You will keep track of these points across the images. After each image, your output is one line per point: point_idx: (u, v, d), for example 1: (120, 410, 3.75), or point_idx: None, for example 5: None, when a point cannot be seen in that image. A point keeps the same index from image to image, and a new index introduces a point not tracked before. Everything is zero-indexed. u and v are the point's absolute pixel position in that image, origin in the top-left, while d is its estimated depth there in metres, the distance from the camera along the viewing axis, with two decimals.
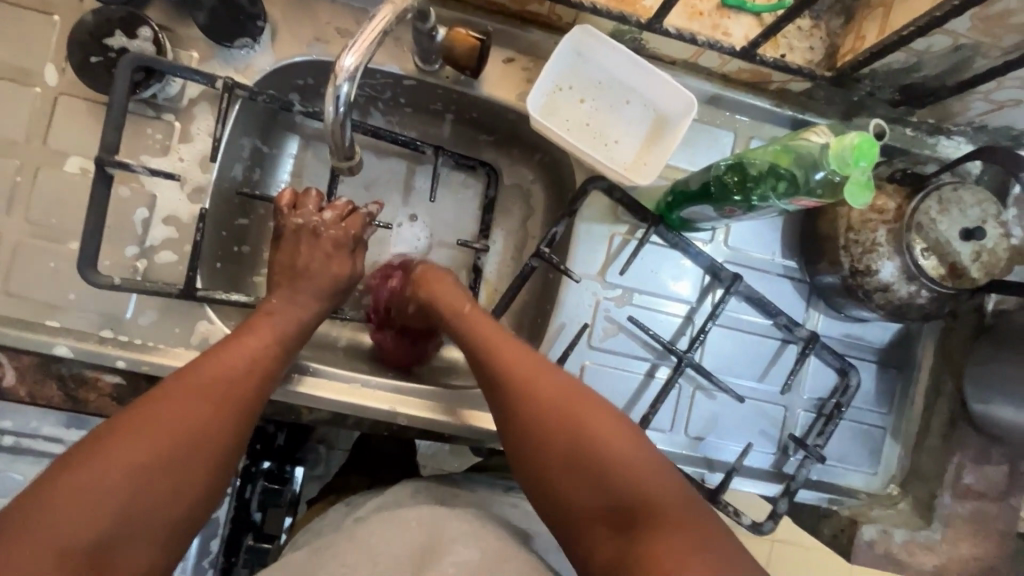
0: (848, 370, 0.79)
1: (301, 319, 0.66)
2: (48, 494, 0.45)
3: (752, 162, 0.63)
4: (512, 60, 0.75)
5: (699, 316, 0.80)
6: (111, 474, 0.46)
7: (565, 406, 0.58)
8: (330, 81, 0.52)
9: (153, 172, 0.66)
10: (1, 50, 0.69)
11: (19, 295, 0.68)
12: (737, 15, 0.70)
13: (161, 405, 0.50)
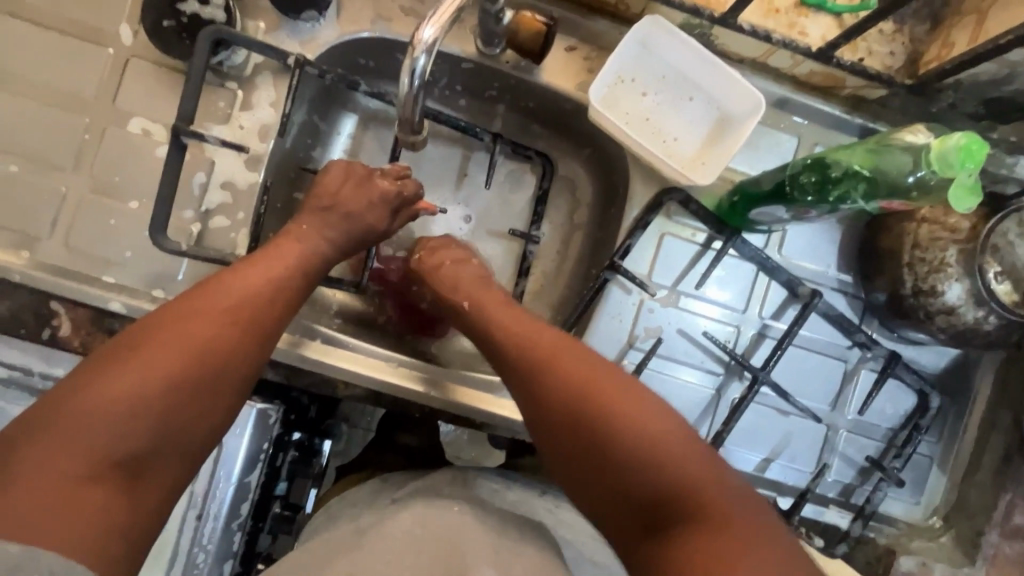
0: (929, 392, 0.77)
1: (322, 251, 0.65)
2: (75, 400, 0.45)
3: (835, 162, 0.59)
4: (574, 48, 0.73)
5: (776, 333, 0.78)
6: (140, 382, 0.47)
7: (591, 384, 0.54)
8: (408, 54, 0.52)
9: (225, 143, 0.69)
10: (80, 12, 0.71)
11: (80, 249, 0.71)
12: (816, 15, 0.67)
13: (169, 335, 0.50)
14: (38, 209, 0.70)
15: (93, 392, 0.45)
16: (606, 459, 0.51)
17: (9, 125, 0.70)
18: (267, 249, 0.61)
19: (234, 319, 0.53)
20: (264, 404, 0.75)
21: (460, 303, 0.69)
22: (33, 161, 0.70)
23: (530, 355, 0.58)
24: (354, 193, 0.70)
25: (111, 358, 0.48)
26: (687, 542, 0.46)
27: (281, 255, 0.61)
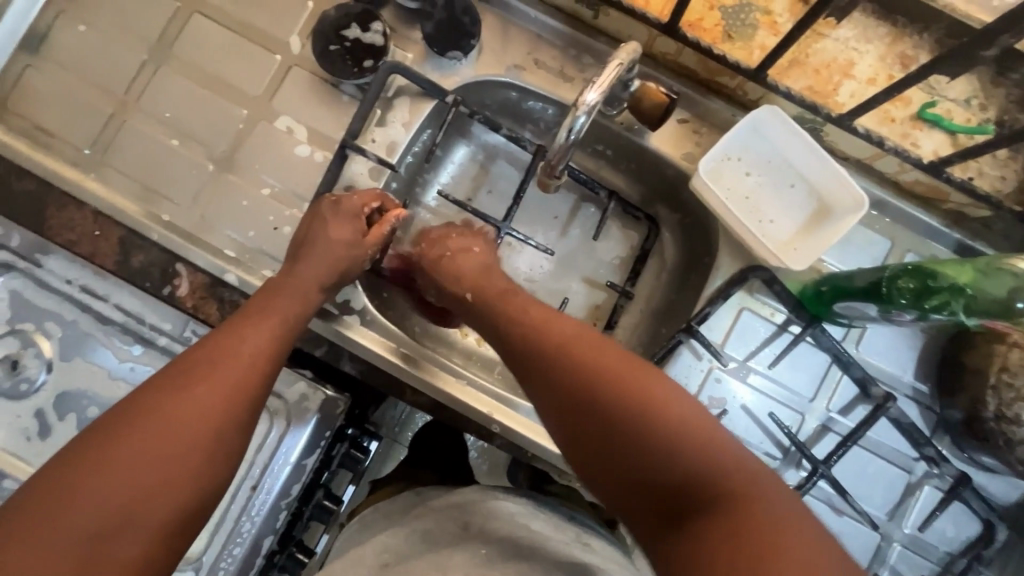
0: (995, 524, 0.74)
1: (308, 299, 0.68)
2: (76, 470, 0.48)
3: (937, 272, 0.60)
4: (686, 122, 0.78)
5: (841, 429, 0.77)
6: (135, 451, 0.50)
7: (610, 373, 0.55)
8: (570, 113, 0.58)
9: (378, 161, 0.77)
10: (261, 20, 0.81)
11: (211, 222, 0.79)
12: (931, 129, 0.69)
13: (207, 367, 0.56)
14: (186, 181, 0.80)
15: (134, 426, 0.51)
16: (624, 443, 0.52)
17: (181, 106, 0.80)
18: (309, 251, 0.71)
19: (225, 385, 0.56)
20: (334, 394, 0.78)
21: (465, 295, 0.72)
22: (192, 139, 0.80)
23: (543, 346, 0.60)
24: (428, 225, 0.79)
25: (112, 425, 0.51)
26: (701, 532, 0.47)
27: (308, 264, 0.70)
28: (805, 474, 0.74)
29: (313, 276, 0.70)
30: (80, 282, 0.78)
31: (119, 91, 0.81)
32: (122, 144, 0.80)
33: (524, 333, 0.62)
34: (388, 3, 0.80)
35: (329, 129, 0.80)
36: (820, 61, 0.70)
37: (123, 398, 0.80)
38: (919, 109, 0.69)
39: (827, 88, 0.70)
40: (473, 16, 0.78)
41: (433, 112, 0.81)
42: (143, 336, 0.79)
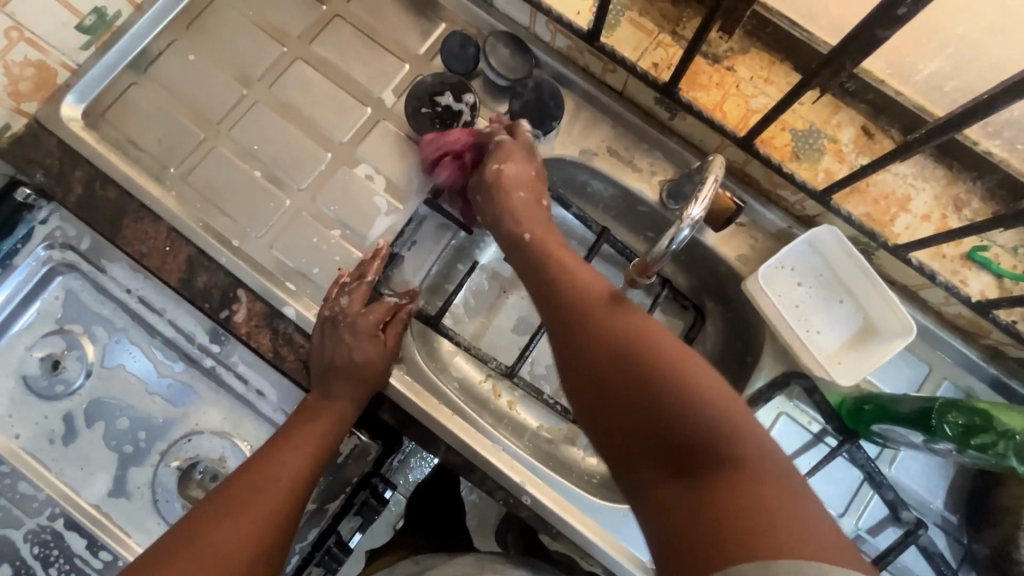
0: None
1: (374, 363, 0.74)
2: (231, 495, 0.64)
3: (986, 416, 0.62)
4: (743, 225, 0.82)
5: (869, 550, 0.77)
6: (268, 483, 0.65)
7: (637, 341, 0.56)
8: (675, 223, 0.62)
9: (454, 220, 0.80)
10: (358, 75, 0.87)
11: (278, 253, 0.82)
12: (979, 270, 0.73)
13: (293, 431, 0.70)
14: (261, 211, 0.82)
15: (253, 483, 0.65)
16: (644, 402, 0.52)
17: (269, 140, 0.84)
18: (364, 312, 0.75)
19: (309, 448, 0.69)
20: (367, 441, 0.79)
21: (524, 234, 0.72)
22: (274, 173, 0.83)
23: (578, 305, 0.61)
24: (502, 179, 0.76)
25: (247, 469, 0.67)
26: (716, 490, 0.46)
27: (356, 351, 0.72)
28: None
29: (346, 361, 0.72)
30: (140, 293, 0.80)
31: (213, 119, 0.85)
32: (206, 167, 0.83)
33: (561, 285, 0.64)
34: (480, 76, 0.86)
35: (406, 184, 0.84)
36: (880, 191, 0.75)
37: (157, 414, 0.80)
38: (969, 250, 0.73)
39: (884, 217, 0.75)
40: (558, 101, 0.83)
41: None
42: (191, 356, 0.80)
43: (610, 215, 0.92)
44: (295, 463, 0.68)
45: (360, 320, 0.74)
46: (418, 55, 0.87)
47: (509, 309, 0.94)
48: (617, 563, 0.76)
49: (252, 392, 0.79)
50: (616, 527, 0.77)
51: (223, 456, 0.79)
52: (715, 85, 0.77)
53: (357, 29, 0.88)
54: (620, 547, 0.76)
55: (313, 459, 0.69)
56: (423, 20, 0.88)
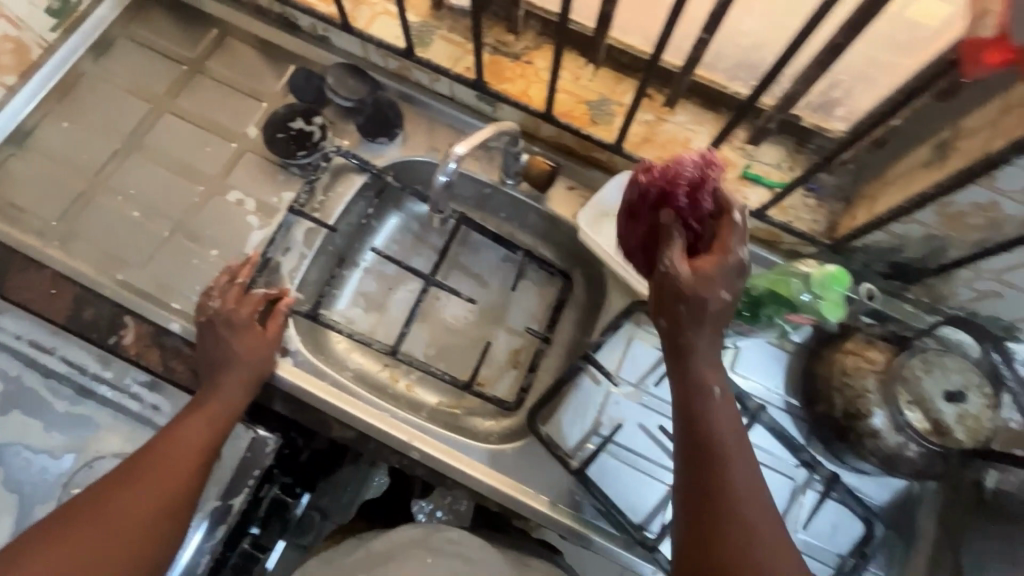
0: (873, 521, 0.81)
1: (262, 363, 0.81)
2: (129, 469, 0.70)
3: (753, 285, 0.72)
4: (573, 188, 0.96)
5: None
6: (165, 459, 0.71)
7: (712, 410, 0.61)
8: (443, 161, 0.73)
9: (317, 222, 0.90)
10: (222, 118, 0.98)
11: (161, 279, 0.89)
12: (754, 185, 0.88)
13: (193, 414, 0.75)
14: (142, 246, 0.91)
15: (147, 458, 0.71)
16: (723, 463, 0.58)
17: (144, 184, 0.94)
18: (240, 307, 0.83)
19: (201, 424, 0.75)
20: (265, 434, 0.84)
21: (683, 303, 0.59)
22: (153, 211, 0.92)
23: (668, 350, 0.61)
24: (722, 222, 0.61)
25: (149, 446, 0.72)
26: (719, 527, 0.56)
27: (234, 342, 0.80)
28: None
29: (232, 357, 0.79)
30: (31, 337, 0.85)
31: (91, 173, 0.94)
32: (86, 216, 0.92)
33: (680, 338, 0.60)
34: (329, 103, 0.99)
35: (274, 200, 0.94)
36: (666, 137, 0.91)
37: (57, 449, 0.83)
38: (742, 171, 0.88)
39: (672, 157, 0.90)
40: (397, 111, 0.97)
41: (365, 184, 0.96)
42: (84, 387, 0.84)
43: (470, 203, 1.05)
44: (196, 429, 0.74)
45: (237, 318, 0.81)
46: (274, 93, 1.00)
47: (397, 302, 1.03)
48: (510, 499, 0.83)
49: (147, 409, 0.84)
50: (503, 466, 0.84)
51: None
52: (518, 77, 0.93)
53: (217, 81, 1.01)
54: (509, 481, 0.84)
55: (211, 423, 0.75)
56: (276, 65, 1.02)
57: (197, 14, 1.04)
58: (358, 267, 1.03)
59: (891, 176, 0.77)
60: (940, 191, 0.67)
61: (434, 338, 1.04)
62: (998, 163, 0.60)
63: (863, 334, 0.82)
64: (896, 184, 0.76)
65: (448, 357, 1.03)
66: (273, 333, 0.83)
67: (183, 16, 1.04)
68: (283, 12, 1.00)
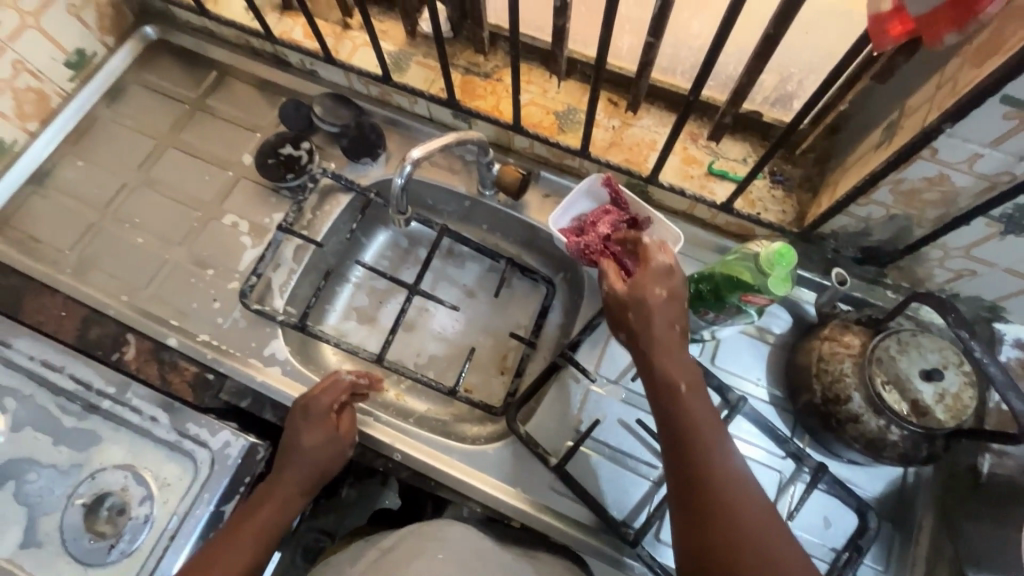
0: (866, 511, 0.79)
1: (333, 450, 0.80)
2: (215, 546, 0.74)
3: (711, 272, 0.75)
4: (548, 196, 1.00)
5: None
6: (238, 544, 0.73)
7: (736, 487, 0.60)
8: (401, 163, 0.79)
9: (304, 238, 0.95)
10: (220, 149, 1.06)
11: (162, 299, 0.95)
12: (721, 181, 0.90)
13: (266, 495, 0.77)
14: (146, 269, 0.97)
15: (227, 539, 0.74)
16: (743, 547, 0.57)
17: (149, 212, 1.01)
18: (319, 389, 0.83)
19: (275, 505, 0.77)
20: (255, 441, 0.87)
21: (677, 383, 0.65)
22: (156, 236, 0.99)
23: (672, 429, 0.64)
24: (644, 268, 0.70)
25: (232, 524, 0.75)
26: None
27: (305, 436, 0.79)
28: None
29: (299, 445, 0.79)
30: (41, 357, 0.90)
31: (101, 206, 1.02)
32: (96, 244, 0.99)
33: (689, 423, 0.63)
34: (318, 130, 1.06)
35: (267, 221, 1.00)
36: (632, 140, 0.94)
37: (63, 462, 0.88)
38: (708, 167, 0.90)
39: (638, 158, 0.93)
40: (379, 133, 1.03)
41: (350, 202, 1.02)
42: (90, 403, 0.89)
43: (454, 217, 1.09)
44: (266, 516, 0.76)
45: (313, 401, 0.81)
46: (268, 125, 1.08)
47: (387, 313, 1.07)
48: (493, 498, 0.84)
49: (147, 420, 0.87)
50: (485, 466, 0.85)
51: (125, 486, 0.86)
52: (489, 94, 0.98)
53: (216, 117, 1.09)
54: (492, 481, 0.84)
55: (280, 511, 0.77)
56: (269, 100, 1.10)
57: (200, 59, 1.14)
58: (349, 282, 1.08)
59: (849, 160, 0.79)
60: (889, 169, 0.68)
61: (423, 347, 1.07)
62: (934, 134, 0.61)
63: (839, 320, 0.82)
64: (853, 167, 0.77)
65: (436, 365, 1.05)
66: (329, 408, 0.82)
67: (188, 62, 1.13)
68: (275, 51, 1.09)
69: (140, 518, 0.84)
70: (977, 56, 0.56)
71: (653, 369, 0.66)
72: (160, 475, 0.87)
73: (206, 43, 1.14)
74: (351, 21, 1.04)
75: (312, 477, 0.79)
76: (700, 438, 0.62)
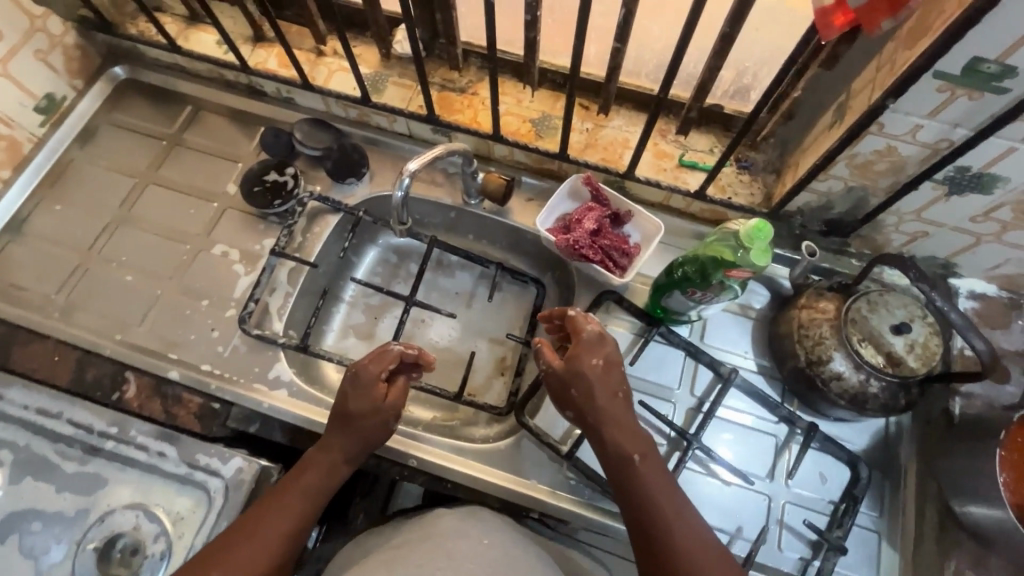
0: (857, 462, 0.85)
1: (379, 424, 0.81)
2: (264, 505, 0.76)
3: (697, 253, 0.80)
4: (531, 200, 1.05)
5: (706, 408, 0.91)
6: (288, 507, 0.76)
7: (684, 528, 0.70)
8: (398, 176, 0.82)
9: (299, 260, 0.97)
10: (202, 181, 1.07)
11: (157, 333, 0.95)
12: (692, 171, 0.96)
13: (316, 457, 0.80)
14: (138, 305, 0.97)
15: (279, 498, 0.77)
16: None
17: (135, 249, 1.01)
18: (368, 360, 0.82)
19: (326, 468, 0.80)
20: (269, 464, 0.87)
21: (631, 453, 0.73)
22: (146, 273, 0.99)
23: (631, 476, 0.73)
24: (578, 339, 0.77)
25: (281, 487, 0.78)
26: None
27: (354, 403, 0.80)
28: (684, 452, 0.87)
29: (349, 416, 0.80)
30: (36, 406, 0.88)
31: (84, 247, 1.01)
32: (83, 285, 0.98)
33: (640, 479, 0.72)
34: (300, 155, 1.08)
35: (257, 247, 1.01)
36: (606, 140, 0.99)
37: (70, 508, 0.86)
38: (679, 159, 0.97)
39: (614, 156, 0.98)
40: (361, 153, 1.06)
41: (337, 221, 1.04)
42: (94, 445, 0.88)
43: (441, 229, 1.13)
44: (314, 481, 0.79)
45: (360, 373, 0.81)
46: (248, 154, 1.09)
47: (384, 328, 1.08)
48: (510, 492, 0.86)
49: (153, 456, 0.86)
50: (500, 463, 0.88)
51: (137, 525, 0.85)
52: (466, 107, 1.02)
53: (194, 150, 1.10)
54: (507, 476, 0.87)
55: (327, 476, 0.79)
56: (247, 129, 1.11)
57: (172, 95, 1.14)
58: (344, 301, 1.09)
59: (806, 142, 0.86)
60: (843, 146, 0.75)
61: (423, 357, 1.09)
62: (879, 111, 0.68)
63: (812, 288, 0.88)
64: (810, 147, 0.84)
65: (438, 374, 1.08)
66: (376, 376, 0.81)
67: (160, 99, 1.14)
68: (250, 82, 1.11)
69: (156, 555, 0.83)
70: (908, 39, 0.64)
71: (604, 437, 0.75)
72: (172, 510, 0.86)
73: (178, 79, 1.14)
74: (324, 48, 1.07)
75: (357, 445, 0.80)
76: (656, 504, 0.71)
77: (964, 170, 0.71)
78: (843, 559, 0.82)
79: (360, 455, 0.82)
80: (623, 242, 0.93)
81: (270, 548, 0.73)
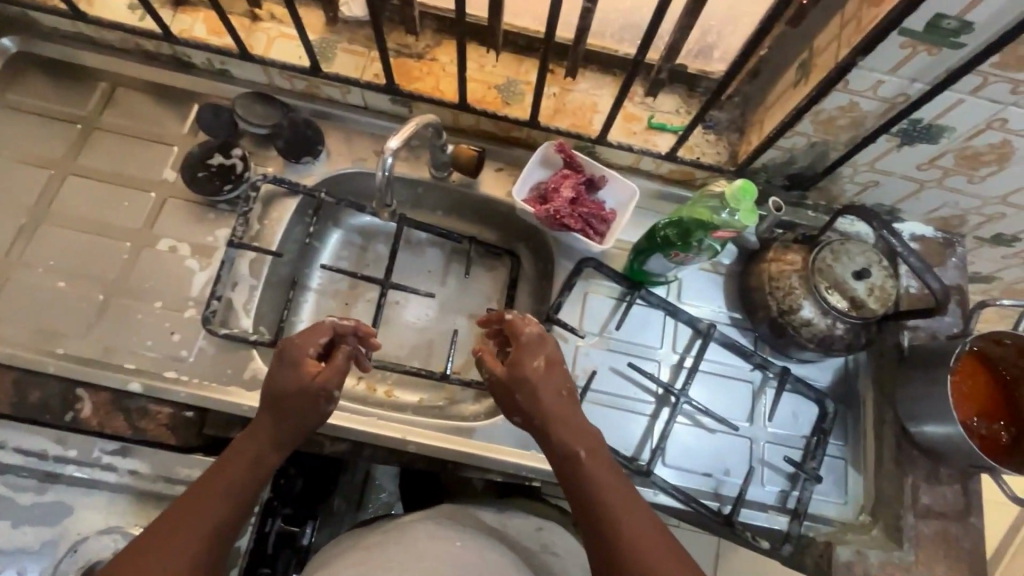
0: (825, 398, 0.93)
1: (313, 409, 0.75)
2: (176, 507, 0.66)
3: (679, 217, 0.83)
4: (501, 169, 1.01)
5: (689, 364, 0.95)
6: (208, 504, 0.66)
7: (641, 521, 0.66)
8: (381, 154, 0.80)
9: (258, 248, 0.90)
10: (131, 168, 0.95)
11: (105, 343, 0.86)
12: (662, 133, 0.97)
13: (242, 449, 0.71)
14: (77, 313, 0.87)
15: (195, 496, 0.67)
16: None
17: (62, 251, 0.89)
18: (301, 335, 0.78)
19: (256, 461, 0.71)
20: None
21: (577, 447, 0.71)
22: (80, 276, 0.88)
23: (581, 472, 0.70)
24: (518, 343, 0.77)
25: (201, 484, 0.68)
26: None
27: (281, 380, 0.74)
28: (672, 408, 0.91)
29: (278, 394, 0.73)
30: None
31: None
32: (4, 297, 0.86)
33: (591, 474, 0.69)
34: (244, 133, 0.99)
35: (210, 239, 0.92)
36: (575, 104, 0.97)
37: (34, 542, 0.78)
38: (648, 122, 0.97)
39: (584, 122, 0.97)
40: (315, 128, 0.98)
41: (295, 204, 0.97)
42: (51, 472, 0.80)
43: (407, 205, 1.08)
44: (239, 473, 0.69)
45: (292, 347, 0.76)
46: (182, 135, 0.98)
47: (358, 314, 1.04)
48: (512, 466, 0.87)
49: (125, 476, 0.80)
50: (498, 438, 0.89)
51: (117, 549, 0.78)
52: (426, 74, 0.97)
53: (117, 133, 0.97)
54: (508, 451, 0.88)
55: (251, 472, 0.70)
56: (177, 106, 1.00)
57: (78, 69, 1.00)
58: (311, 290, 1.03)
59: (769, 100, 0.88)
60: (810, 102, 0.78)
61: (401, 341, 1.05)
62: (847, 67, 0.71)
63: (779, 242, 0.93)
64: (774, 104, 0.86)
65: (418, 356, 1.05)
66: (310, 349, 0.77)
67: (64, 74, 0.99)
68: (175, 53, 0.99)
69: None
70: None
71: (548, 437, 0.73)
72: None
73: (84, 51, 1.00)
74: (260, 12, 0.97)
75: (290, 429, 0.73)
76: (608, 500, 0.67)
77: (917, 123, 0.76)
78: (818, 486, 0.91)
79: (292, 441, 0.74)
80: (599, 208, 0.93)
81: (180, 559, 0.62)
